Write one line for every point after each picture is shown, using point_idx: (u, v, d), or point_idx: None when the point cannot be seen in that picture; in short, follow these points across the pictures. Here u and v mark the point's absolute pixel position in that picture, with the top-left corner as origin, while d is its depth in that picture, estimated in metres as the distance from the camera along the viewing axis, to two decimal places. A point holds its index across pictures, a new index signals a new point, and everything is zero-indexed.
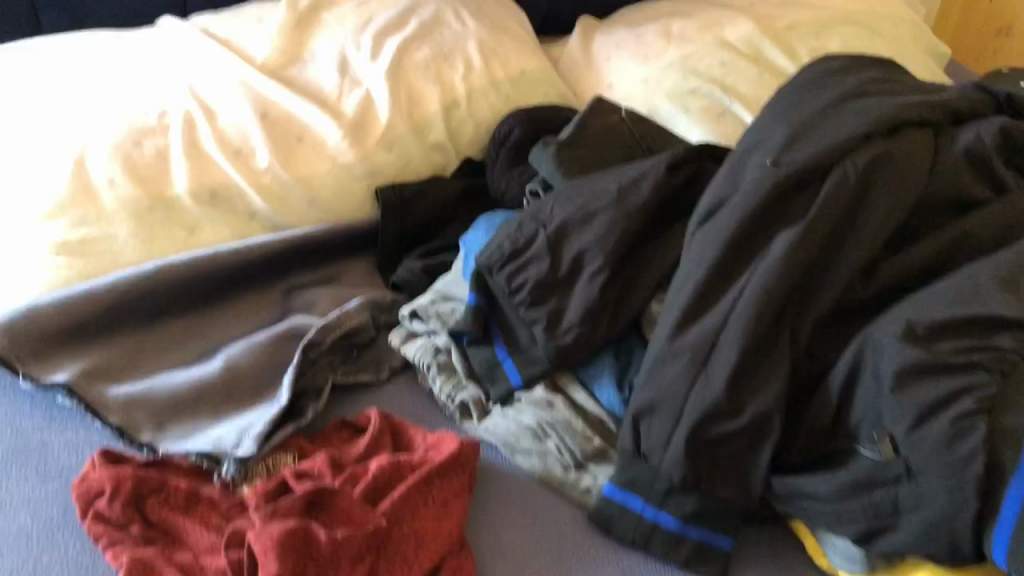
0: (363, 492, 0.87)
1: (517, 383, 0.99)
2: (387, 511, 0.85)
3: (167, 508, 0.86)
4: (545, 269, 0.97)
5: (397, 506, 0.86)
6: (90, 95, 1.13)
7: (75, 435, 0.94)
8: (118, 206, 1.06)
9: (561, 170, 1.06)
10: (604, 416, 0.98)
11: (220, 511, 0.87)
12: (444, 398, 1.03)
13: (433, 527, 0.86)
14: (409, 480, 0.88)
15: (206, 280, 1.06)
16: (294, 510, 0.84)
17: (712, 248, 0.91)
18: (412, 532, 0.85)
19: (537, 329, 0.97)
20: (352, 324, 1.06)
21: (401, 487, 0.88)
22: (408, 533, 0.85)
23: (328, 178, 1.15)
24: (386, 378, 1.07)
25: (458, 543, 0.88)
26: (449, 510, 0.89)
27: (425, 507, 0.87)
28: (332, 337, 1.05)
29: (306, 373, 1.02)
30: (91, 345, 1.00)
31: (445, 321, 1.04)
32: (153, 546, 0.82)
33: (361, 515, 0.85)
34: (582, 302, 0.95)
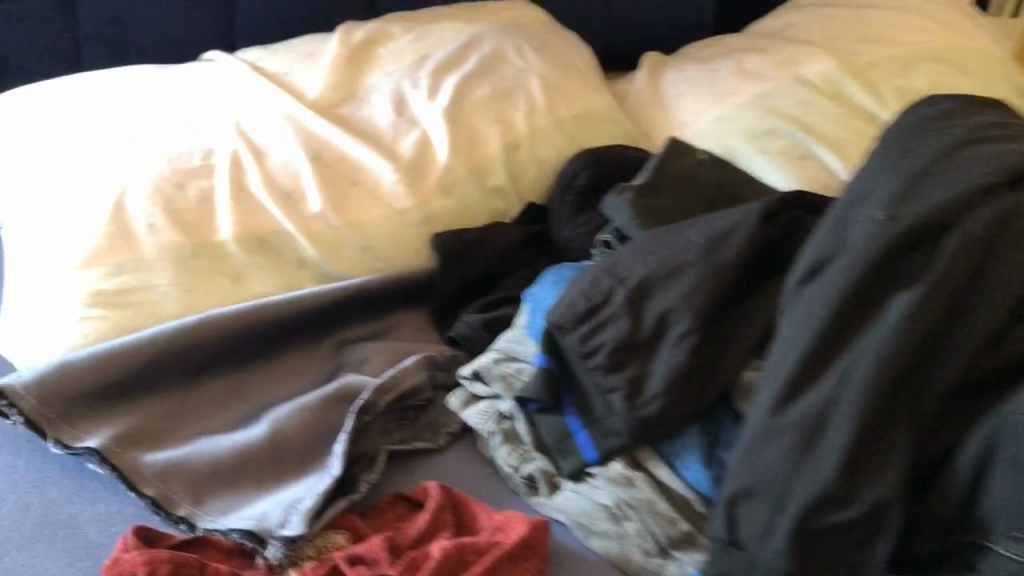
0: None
1: (592, 458, 0.89)
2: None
3: None
4: (624, 329, 0.87)
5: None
6: (136, 131, 1.07)
7: (108, 507, 0.86)
8: (159, 253, 0.99)
9: (638, 220, 0.96)
10: (689, 495, 0.88)
11: None
12: (509, 470, 0.94)
13: None
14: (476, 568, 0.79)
15: (252, 334, 0.98)
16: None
17: (818, 312, 0.81)
18: None
19: (615, 397, 0.87)
20: (409, 385, 0.97)
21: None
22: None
23: (384, 225, 1.07)
24: (445, 445, 0.98)
25: None
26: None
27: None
28: (387, 399, 0.96)
29: (360, 440, 0.94)
30: (126, 406, 0.92)
31: (510, 385, 0.94)
32: None
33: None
34: (668, 369, 0.86)
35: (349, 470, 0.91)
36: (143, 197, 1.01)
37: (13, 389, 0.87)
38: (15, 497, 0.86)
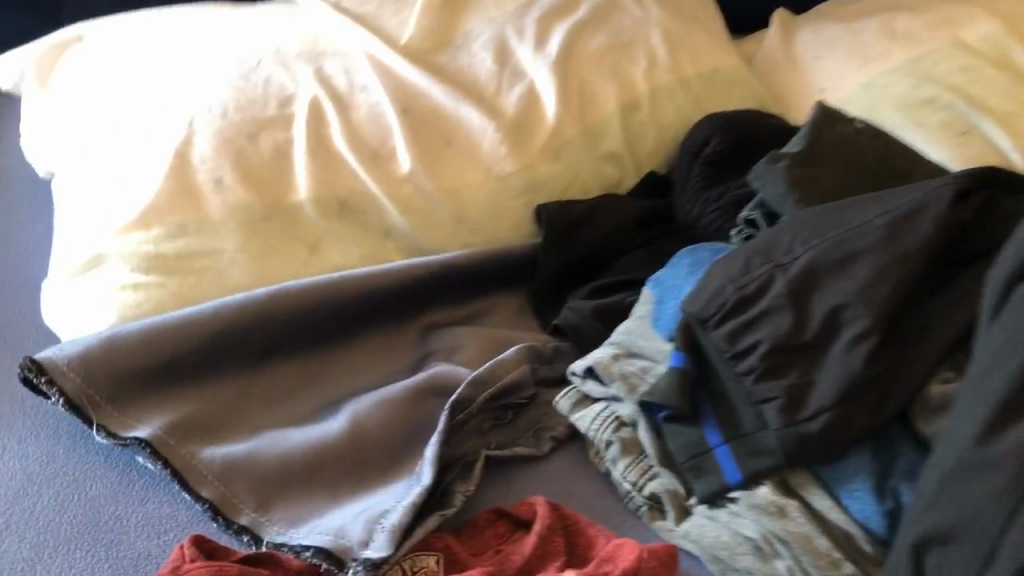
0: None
1: (734, 480, 0.73)
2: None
3: None
4: (786, 327, 0.72)
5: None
6: (187, 78, 0.92)
7: (157, 509, 0.72)
8: (226, 214, 0.85)
9: (793, 195, 0.81)
10: (854, 531, 0.71)
11: None
12: (627, 487, 0.79)
13: None
14: None
15: (330, 312, 0.84)
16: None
17: None
18: None
19: (769, 409, 0.72)
20: (510, 379, 0.82)
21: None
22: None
23: (482, 191, 0.92)
24: (548, 452, 0.83)
25: None
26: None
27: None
28: (484, 395, 0.82)
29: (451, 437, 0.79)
30: (181, 390, 0.78)
31: (633, 386, 0.79)
32: None
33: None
34: (838, 377, 0.70)
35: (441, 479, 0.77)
36: (210, 147, 0.87)
37: (55, 364, 0.74)
38: (53, 491, 0.73)
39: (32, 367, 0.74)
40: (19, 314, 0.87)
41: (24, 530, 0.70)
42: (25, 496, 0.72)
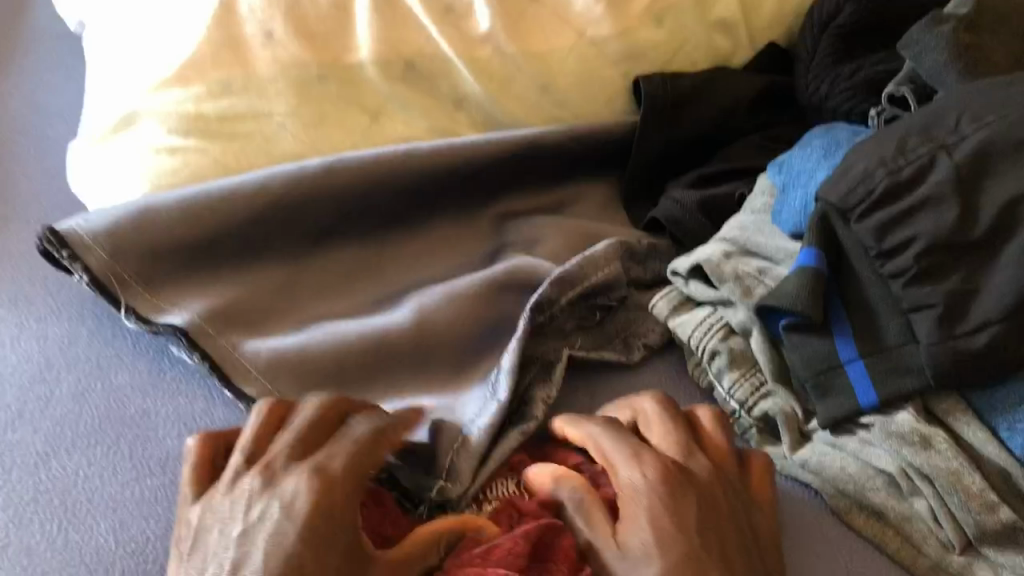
0: (620, 434, 0.59)
1: (869, 402, 0.61)
2: (665, 464, 0.56)
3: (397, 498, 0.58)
4: (950, 221, 0.59)
5: (684, 457, 0.58)
6: None
7: (192, 407, 0.62)
8: (276, 71, 0.73)
9: (957, 68, 0.67)
10: (1014, 469, 0.59)
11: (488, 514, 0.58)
12: (734, 407, 0.67)
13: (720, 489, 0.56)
14: (667, 425, 0.59)
15: (393, 190, 0.72)
16: (519, 557, 0.53)
17: None
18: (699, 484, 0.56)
19: (921, 319, 0.59)
20: (595, 281, 0.69)
21: (678, 432, 0.59)
22: (699, 511, 0.54)
23: (572, 59, 0.78)
24: (637, 361, 0.71)
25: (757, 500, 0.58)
26: (757, 506, 0.58)
27: (719, 475, 0.57)
28: (565, 300, 0.69)
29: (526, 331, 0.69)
30: (219, 271, 0.68)
31: (749, 289, 0.67)
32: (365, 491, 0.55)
33: (617, 473, 0.57)
34: (1013, 285, 0.57)
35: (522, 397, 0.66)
36: None
37: (79, 237, 0.64)
38: (73, 378, 0.63)
39: (53, 239, 0.64)
40: (46, 179, 0.77)
41: (39, 420, 0.61)
42: (41, 382, 0.63)
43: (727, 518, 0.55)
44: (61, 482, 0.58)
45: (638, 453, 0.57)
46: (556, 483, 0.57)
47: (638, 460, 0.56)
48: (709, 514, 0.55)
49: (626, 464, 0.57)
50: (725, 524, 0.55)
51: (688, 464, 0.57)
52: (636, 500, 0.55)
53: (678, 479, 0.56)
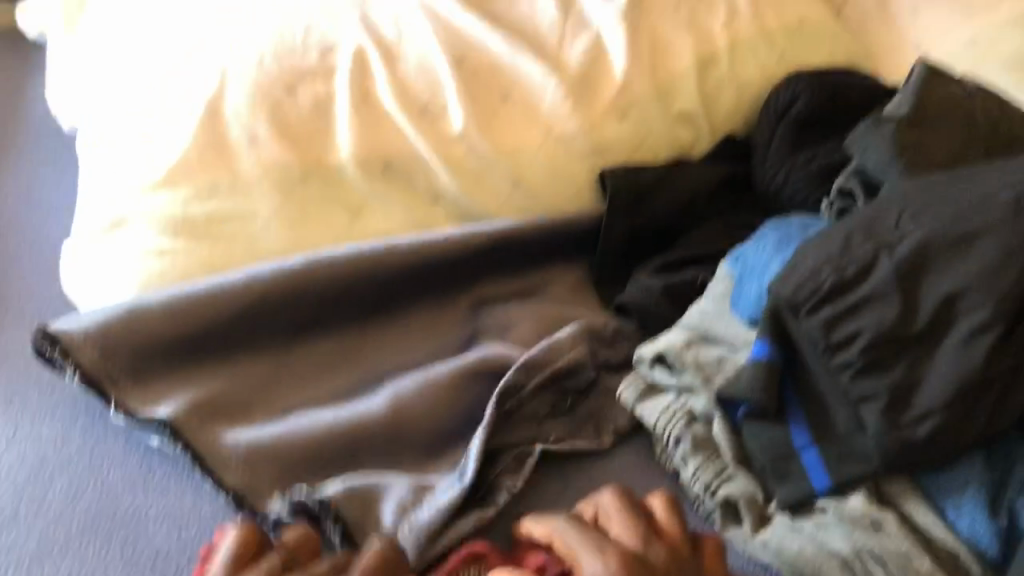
0: (579, 528, 0.62)
1: (822, 487, 0.65)
2: (624, 553, 0.59)
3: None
4: (891, 318, 0.63)
5: (642, 549, 0.60)
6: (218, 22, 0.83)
7: (179, 501, 0.66)
8: (259, 172, 0.77)
9: (899, 167, 0.71)
10: (961, 549, 0.62)
11: None
12: (698, 490, 0.69)
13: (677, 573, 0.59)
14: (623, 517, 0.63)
15: (370, 283, 0.76)
16: None
17: None
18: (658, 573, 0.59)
19: (867, 410, 0.63)
20: (561, 362, 0.74)
21: (635, 525, 0.62)
22: None
23: (541, 153, 0.83)
24: (609, 446, 0.74)
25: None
26: None
27: (676, 560, 0.60)
28: (535, 381, 0.73)
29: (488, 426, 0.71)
30: (205, 367, 0.71)
31: (709, 376, 0.71)
32: None
33: (581, 565, 0.59)
34: (950, 377, 0.61)
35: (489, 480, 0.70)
36: (247, 99, 0.79)
37: (71, 336, 0.68)
38: (65, 479, 0.66)
39: (46, 339, 0.68)
40: (40, 278, 0.81)
41: (34, 521, 0.64)
42: (35, 483, 0.66)
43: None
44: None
45: (598, 547, 0.60)
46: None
47: (600, 551, 0.59)
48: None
49: (589, 555, 0.59)
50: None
51: (646, 554, 0.60)
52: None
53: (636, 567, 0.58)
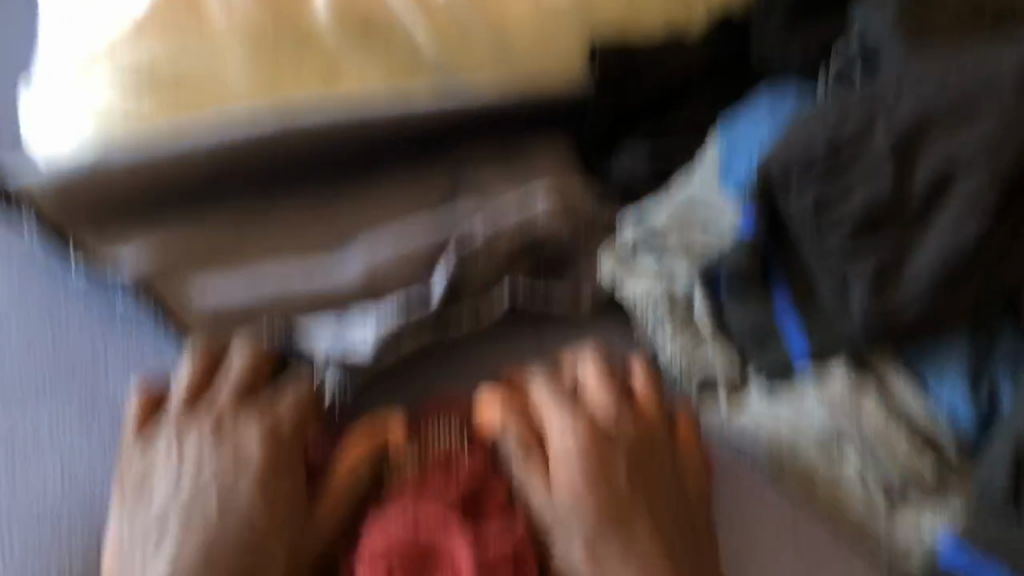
0: (556, 395, 0.67)
1: (801, 358, 0.65)
2: (591, 427, 0.66)
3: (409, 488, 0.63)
4: (884, 194, 0.61)
5: (614, 425, 0.66)
6: None
7: None
8: (226, 19, 0.72)
9: (905, 27, 0.66)
10: (939, 425, 0.62)
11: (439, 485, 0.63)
12: (676, 364, 0.69)
13: (642, 425, 0.67)
14: (599, 382, 0.68)
15: (341, 147, 0.72)
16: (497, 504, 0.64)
17: None
18: (629, 440, 0.66)
19: (853, 289, 0.62)
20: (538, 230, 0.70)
21: (610, 390, 0.68)
22: (626, 465, 0.65)
23: (530, 15, 0.77)
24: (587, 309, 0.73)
25: (672, 436, 0.68)
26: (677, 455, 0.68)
27: (641, 427, 0.67)
28: (508, 246, 0.70)
29: (459, 284, 0.69)
30: (169, 221, 0.70)
31: (693, 254, 0.68)
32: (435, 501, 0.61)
33: (550, 423, 0.66)
34: (939, 258, 0.60)
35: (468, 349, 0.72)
36: None
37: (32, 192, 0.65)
38: None
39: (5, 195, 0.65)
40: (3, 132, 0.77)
41: None
42: None
43: (653, 477, 0.66)
44: (37, 448, 0.66)
45: (568, 417, 0.66)
46: (500, 426, 0.66)
47: (572, 420, 0.66)
48: (635, 472, 0.65)
49: (558, 415, 0.66)
50: (654, 482, 0.65)
51: (617, 417, 0.67)
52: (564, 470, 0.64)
53: (603, 445, 0.65)
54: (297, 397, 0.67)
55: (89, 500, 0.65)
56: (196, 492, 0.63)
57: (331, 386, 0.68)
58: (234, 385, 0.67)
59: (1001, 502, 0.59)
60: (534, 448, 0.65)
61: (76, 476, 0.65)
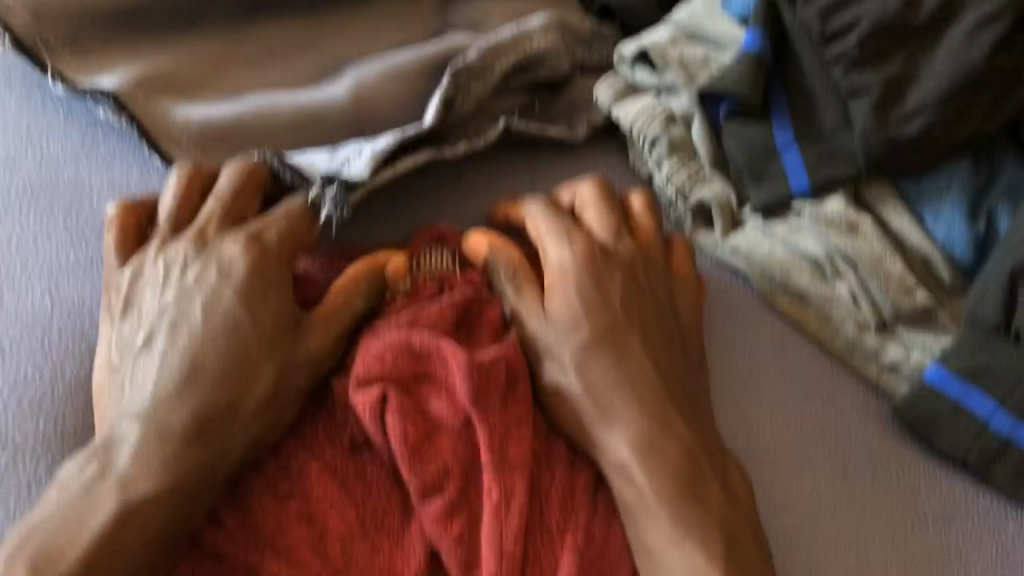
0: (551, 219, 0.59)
1: (801, 189, 0.63)
2: (592, 249, 0.58)
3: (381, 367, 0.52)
4: (896, 4, 0.58)
5: (615, 248, 0.58)
6: None
7: (126, 174, 0.62)
8: None
9: None
10: (932, 252, 0.61)
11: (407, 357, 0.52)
12: (670, 194, 0.67)
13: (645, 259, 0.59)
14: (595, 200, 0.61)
15: None
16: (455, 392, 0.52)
17: None
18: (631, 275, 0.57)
19: (857, 103, 0.60)
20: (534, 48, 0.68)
21: (612, 214, 0.60)
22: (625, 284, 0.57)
23: None
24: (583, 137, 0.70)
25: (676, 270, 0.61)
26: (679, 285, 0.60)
27: (645, 254, 0.59)
28: (505, 65, 0.68)
29: (454, 101, 0.65)
30: (143, 41, 0.66)
31: (692, 76, 0.67)
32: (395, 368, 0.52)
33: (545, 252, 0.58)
34: (950, 70, 0.58)
35: (459, 178, 0.66)
36: None
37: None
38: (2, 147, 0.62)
39: None
40: None
41: None
42: None
43: (650, 302, 0.57)
44: (18, 256, 0.58)
45: (567, 240, 0.58)
46: (492, 253, 0.58)
47: (568, 246, 0.57)
48: (633, 297, 0.56)
49: (554, 241, 0.58)
50: (652, 312, 0.57)
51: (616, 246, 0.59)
52: (555, 288, 0.56)
53: (597, 268, 0.57)
54: (280, 228, 0.56)
55: (44, 336, 0.55)
56: (178, 313, 0.52)
57: (327, 205, 0.58)
58: (223, 198, 0.57)
59: (990, 328, 0.57)
60: (527, 272, 0.57)
61: (33, 301, 0.56)
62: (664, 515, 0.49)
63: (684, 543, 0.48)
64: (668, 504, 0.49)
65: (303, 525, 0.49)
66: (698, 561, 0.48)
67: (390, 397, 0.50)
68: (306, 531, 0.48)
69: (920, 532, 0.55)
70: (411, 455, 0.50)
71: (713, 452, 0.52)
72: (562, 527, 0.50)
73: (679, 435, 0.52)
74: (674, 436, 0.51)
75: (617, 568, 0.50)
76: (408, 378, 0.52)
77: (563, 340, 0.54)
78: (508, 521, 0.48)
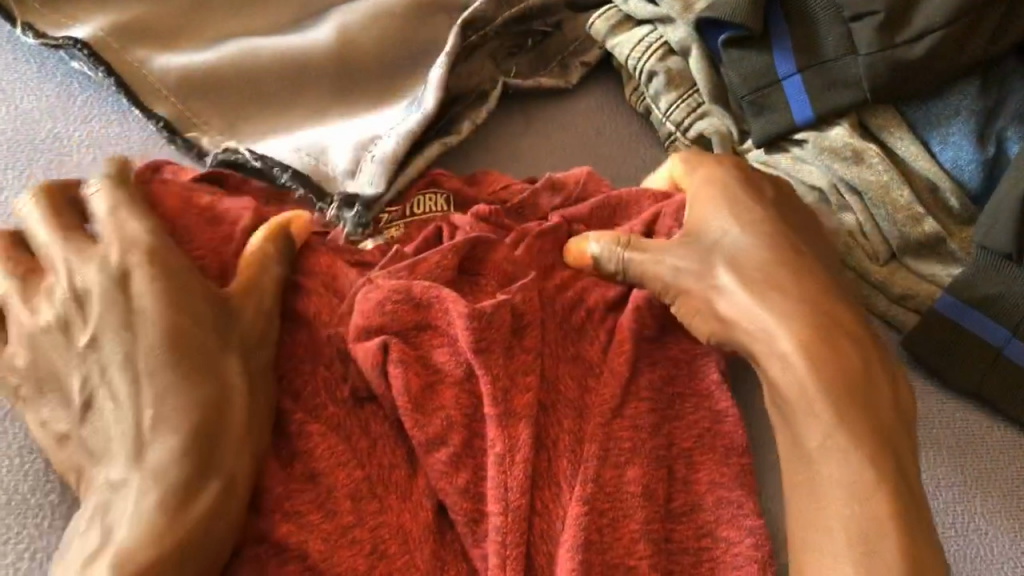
0: (686, 166, 0.57)
1: (805, 118, 0.61)
2: (738, 178, 0.56)
3: (387, 316, 0.51)
4: None
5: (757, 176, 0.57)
6: None
7: (107, 129, 0.60)
8: None
9: None
10: (940, 180, 0.59)
11: (409, 310, 0.51)
12: (670, 127, 0.65)
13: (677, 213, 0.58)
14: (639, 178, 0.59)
15: None
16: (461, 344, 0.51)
17: None
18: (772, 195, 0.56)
19: (862, 27, 0.58)
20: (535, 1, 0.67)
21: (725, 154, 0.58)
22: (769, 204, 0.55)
23: None
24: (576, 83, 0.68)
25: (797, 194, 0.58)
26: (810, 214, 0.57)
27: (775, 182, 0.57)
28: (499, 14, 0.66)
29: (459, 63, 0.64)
30: None
31: (688, 3, 0.64)
32: (397, 325, 0.51)
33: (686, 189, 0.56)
34: None
35: None
36: None
37: None
38: None
39: None
40: None
41: None
42: None
43: (795, 223, 0.55)
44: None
45: (712, 171, 0.56)
46: (600, 248, 0.54)
47: (717, 178, 0.56)
48: (784, 215, 0.55)
49: (697, 175, 0.57)
50: (797, 229, 0.55)
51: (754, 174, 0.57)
52: (706, 195, 0.55)
53: (746, 185, 0.56)
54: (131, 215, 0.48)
55: None
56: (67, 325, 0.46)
57: (347, 227, 0.57)
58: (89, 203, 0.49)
59: (1001, 257, 0.55)
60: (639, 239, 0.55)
61: None
62: (827, 421, 0.46)
63: (850, 455, 0.45)
64: (837, 419, 0.46)
65: (304, 484, 0.47)
66: (867, 475, 0.44)
67: (390, 346, 0.49)
68: (306, 490, 0.47)
69: (938, 465, 0.54)
70: (413, 406, 0.48)
71: (876, 373, 0.48)
72: (570, 477, 0.48)
73: (844, 352, 0.48)
74: (843, 342, 0.48)
75: (632, 515, 0.47)
76: (409, 329, 0.51)
77: (723, 243, 0.53)
78: (512, 474, 0.46)
